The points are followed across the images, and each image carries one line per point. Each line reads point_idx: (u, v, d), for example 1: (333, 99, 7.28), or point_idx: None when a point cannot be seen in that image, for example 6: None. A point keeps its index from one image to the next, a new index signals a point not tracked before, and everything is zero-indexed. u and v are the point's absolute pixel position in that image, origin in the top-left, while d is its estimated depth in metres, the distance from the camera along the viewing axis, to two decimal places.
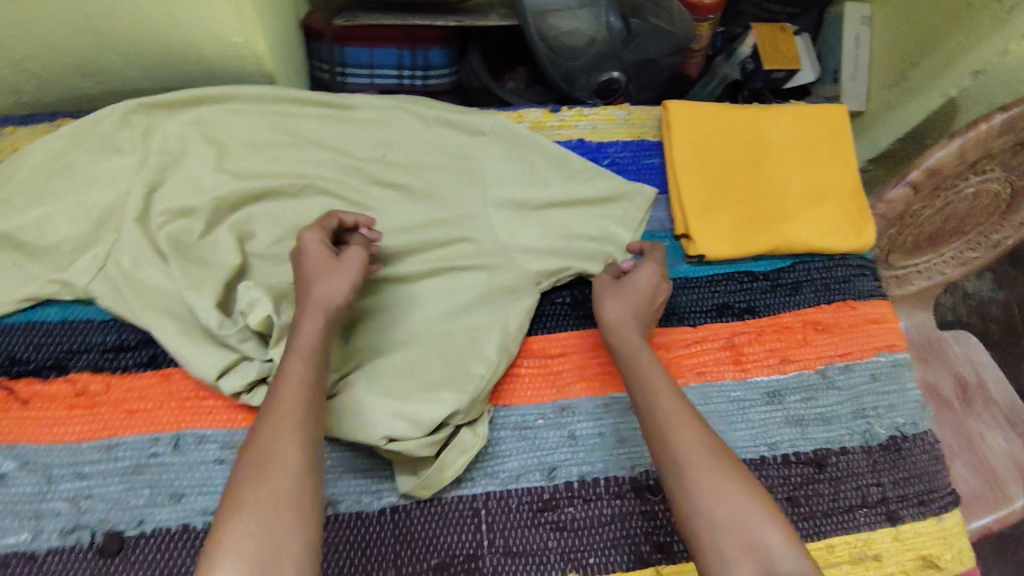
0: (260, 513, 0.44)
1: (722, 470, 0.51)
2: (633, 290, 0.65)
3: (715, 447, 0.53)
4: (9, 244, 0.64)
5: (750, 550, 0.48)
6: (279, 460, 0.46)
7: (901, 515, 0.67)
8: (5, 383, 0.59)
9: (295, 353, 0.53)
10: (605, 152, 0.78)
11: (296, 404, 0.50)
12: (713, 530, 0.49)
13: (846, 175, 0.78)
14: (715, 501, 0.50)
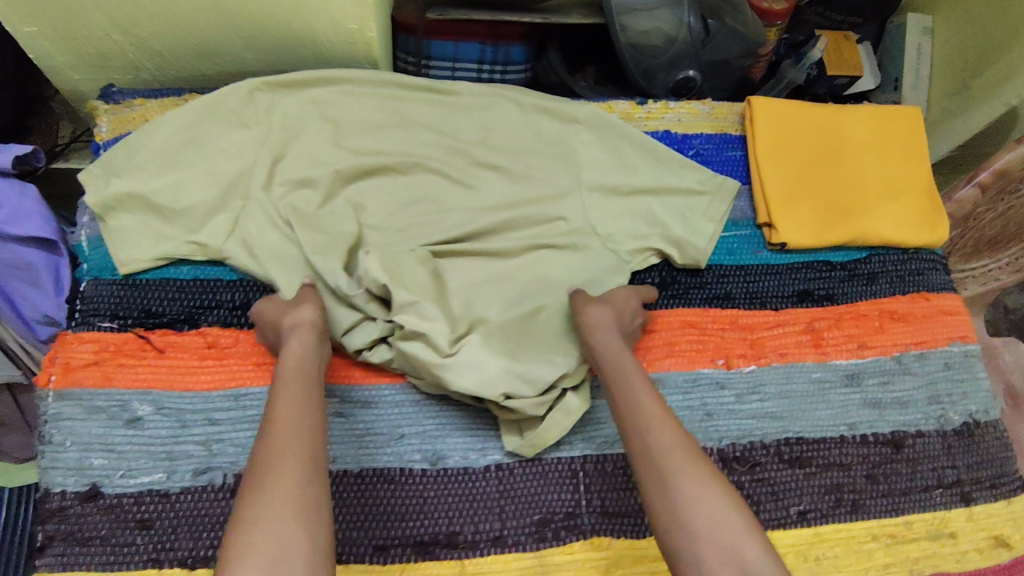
0: (264, 522, 0.45)
1: (700, 477, 0.50)
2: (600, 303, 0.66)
3: (688, 451, 0.52)
4: (143, 207, 0.68)
5: (727, 560, 0.47)
6: (273, 473, 0.48)
7: (975, 497, 0.70)
8: (143, 333, 0.64)
9: (282, 375, 0.55)
10: (690, 143, 0.81)
11: (290, 420, 0.51)
12: (693, 537, 0.48)
13: (919, 172, 0.81)
14: (692, 505, 0.49)
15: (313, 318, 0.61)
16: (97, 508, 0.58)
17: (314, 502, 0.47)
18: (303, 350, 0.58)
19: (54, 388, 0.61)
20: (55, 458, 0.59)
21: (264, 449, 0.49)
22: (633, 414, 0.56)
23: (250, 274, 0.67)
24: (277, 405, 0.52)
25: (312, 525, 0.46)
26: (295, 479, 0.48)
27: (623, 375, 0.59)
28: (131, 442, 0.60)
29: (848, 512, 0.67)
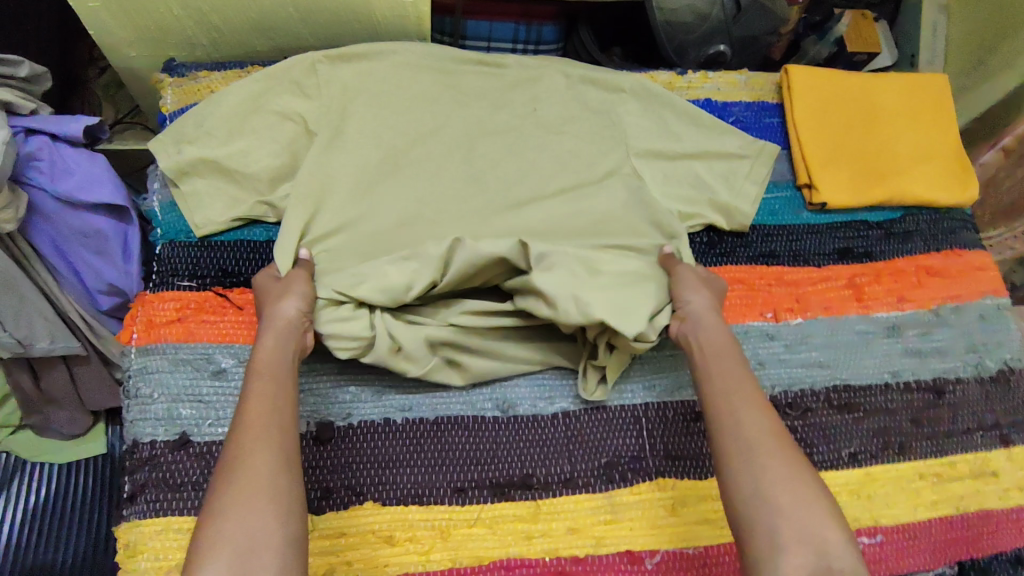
0: (235, 511, 0.47)
1: (791, 466, 0.53)
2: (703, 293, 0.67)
3: (783, 441, 0.55)
4: (214, 171, 0.70)
5: (807, 541, 0.50)
6: (248, 464, 0.50)
7: (1013, 439, 0.74)
8: (221, 291, 0.66)
9: (254, 372, 0.57)
10: (730, 111, 0.84)
11: (263, 414, 0.54)
12: (774, 515, 0.51)
13: (948, 136, 0.85)
14: (784, 489, 0.52)
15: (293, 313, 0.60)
16: (187, 456, 0.60)
17: (286, 490, 0.50)
18: (278, 349, 0.59)
19: (139, 344, 0.64)
20: (143, 408, 0.61)
21: (236, 443, 0.51)
22: (731, 402, 0.58)
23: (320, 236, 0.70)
24: (247, 402, 0.54)
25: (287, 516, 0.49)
26: (265, 471, 0.50)
27: (719, 367, 0.61)
28: (217, 392, 0.62)
29: (896, 454, 0.70)
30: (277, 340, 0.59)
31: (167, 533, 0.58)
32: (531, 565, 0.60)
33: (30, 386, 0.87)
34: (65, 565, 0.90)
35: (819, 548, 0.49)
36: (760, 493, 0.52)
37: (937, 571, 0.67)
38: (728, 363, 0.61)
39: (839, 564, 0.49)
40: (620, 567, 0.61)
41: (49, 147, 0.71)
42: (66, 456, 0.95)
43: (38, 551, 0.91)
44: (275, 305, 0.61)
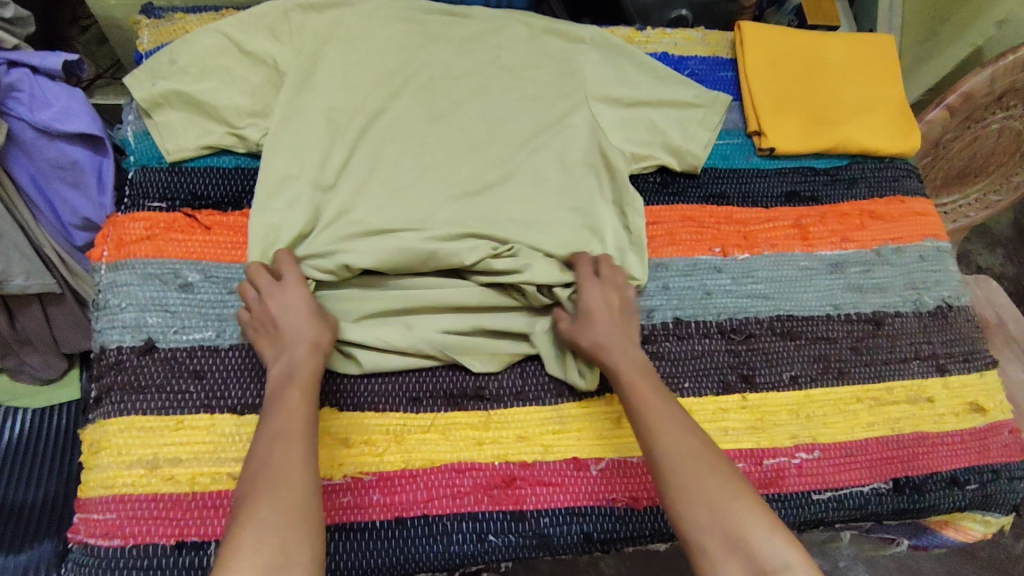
0: (276, 522, 0.48)
1: (709, 480, 0.54)
2: (596, 315, 0.66)
3: (698, 456, 0.55)
4: (184, 103, 0.73)
5: (736, 550, 0.50)
6: (288, 473, 0.51)
7: (949, 368, 0.77)
8: (190, 212, 0.70)
9: (293, 385, 0.57)
10: (685, 64, 0.88)
11: (301, 425, 0.54)
12: (700, 533, 0.52)
13: (894, 91, 0.89)
14: (703, 508, 0.53)
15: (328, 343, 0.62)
16: (153, 360, 0.63)
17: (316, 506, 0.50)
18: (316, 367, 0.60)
19: (109, 261, 0.66)
20: (111, 318, 0.64)
21: (273, 453, 0.52)
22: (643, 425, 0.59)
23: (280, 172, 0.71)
24: (281, 410, 0.55)
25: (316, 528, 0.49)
26: (303, 484, 0.51)
27: (637, 388, 0.61)
28: (184, 303, 0.66)
29: (834, 377, 0.74)
30: (314, 359, 0.60)
31: (131, 430, 0.60)
32: (480, 468, 0.63)
33: (6, 328, 0.84)
34: (38, 502, 0.83)
35: (749, 556, 0.50)
36: (684, 514, 0.53)
37: (871, 485, 0.70)
38: (644, 386, 0.61)
39: (772, 564, 0.49)
40: (567, 473, 0.64)
41: (29, 80, 0.74)
42: (47, 401, 0.92)
43: (9, 492, 0.83)
44: (304, 329, 0.61)
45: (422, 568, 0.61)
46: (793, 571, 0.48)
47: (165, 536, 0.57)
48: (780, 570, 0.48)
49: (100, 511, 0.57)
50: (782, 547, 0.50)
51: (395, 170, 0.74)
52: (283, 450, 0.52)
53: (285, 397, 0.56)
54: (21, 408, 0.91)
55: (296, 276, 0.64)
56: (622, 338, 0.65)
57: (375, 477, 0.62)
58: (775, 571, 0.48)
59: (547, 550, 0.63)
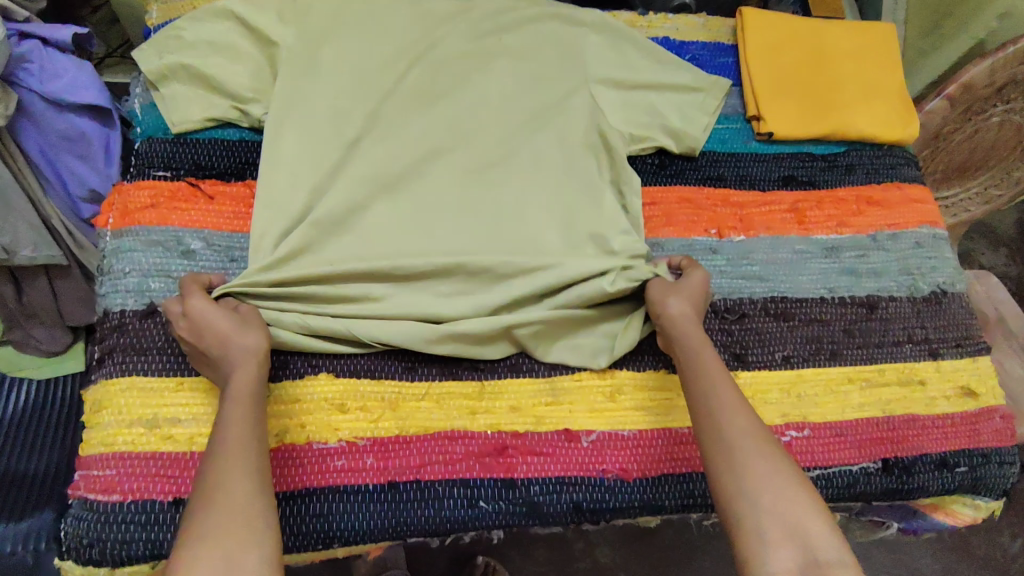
0: (217, 542, 0.47)
1: (771, 464, 0.55)
2: (684, 290, 0.68)
3: (765, 440, 0.57)
4: (189, 76, 0.74)
5: (793, 535, 0.51)
6: (226, 492, 0.50)
7: (942, 353, 0.78)
8: (194, 181, 0.71)
9: (232, 398, 0.56)
10: (686, 49, 0.89)
11: (244, 438, 0.53)
12: (758, 514, 0.52)
13: (894, 80, 0.89)
14: (763, 487, 0.54)
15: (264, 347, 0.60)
16: (154, 324, 0.64)
17: (263, 519, 0.49)
18: (256, 375, 0.58)
19: (114, 228, 0.68)
20: (115, 283, 0.66)
21: (214, 468, 0.51)
22: (712, 403, 0.59)
23: (279, 143, 0.72)
24: (223, 424, 0.54)
25: (264, 540, 0.48)
26: (246, 501, 0.50)
27: (706, 368, 0.62)
28: (186, 270, 0.67)
29: (826, 358, 0.74)
30: (247, 366, 0.58)
31: (131, 390, 0.61)
32: (474, 436, 0.65)
33: (12, 298, 0.86)
34: (40, 472, 0.78)
35: (803, 541, 0.51)
36: (744, 495, 0.54)
37: (860, 465, 0.71)
38: (715, 369, 0.62)
39: (825, 555, 0.50)
40: (558, 444, 0.66)
41: (39, 51, 0.75)
42: (51, 372, 0.90)
43: (10, 462, 0.79)
44: (238, 336, 0.59)
45: (414, 532, 0.62)
46: (846, 566, 0.50)
47: (164, 492, 0.59)
48: (834, 563, 0.50)
49: (101, 467, 0.59)
50: (834, 540, 0.51)
51: (399, 147, 0.75)
52: (222, 468, 0.51)
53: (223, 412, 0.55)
54: (24, 380, 0.88)
55: (198, 295, 0.61)
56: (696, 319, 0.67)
57: (369, 441, 0.63)
58: (828, 563, 0.50)
59: (536, 518, 0.64)
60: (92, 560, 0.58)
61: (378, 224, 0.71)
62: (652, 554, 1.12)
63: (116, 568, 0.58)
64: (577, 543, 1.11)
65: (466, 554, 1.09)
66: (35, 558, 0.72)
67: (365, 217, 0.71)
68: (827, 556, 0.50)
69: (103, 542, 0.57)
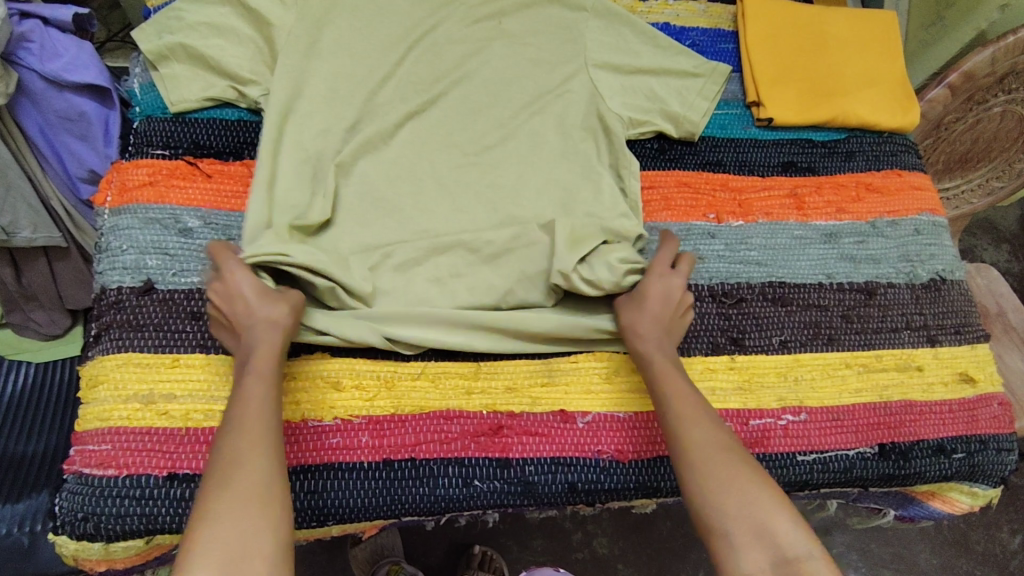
0: (233, 520, 0.48)
1: (734, 469, 0.56)
2: (652, 305, 0.66)
3: (724, 445, 0.58)
4: (187, 55, 0.73)
5: (761, 537, 0.53)
6: (244, 470, 0.50)
7: (940, 339, 0.77)
8: (192, 160, 0.71)
9: (252, 373, 0.56)
10: (687, 35, 0.89)
11: (262, 416, 0.54)
12: (723, 518, 0.54)
13: (894, 67, 0.89)
14: (728, 492, 0.55)
15: (288, 320, 0.60)
16: (151, 300, 0.65)
17: (277, 498, 0.50)
18: (275, 351, 0.58)
19: (112, 205, 0.68)
20: (112, 260, 0.66)
21: (233, 444, 0.52)
22: (671, 415, 0.61)
23: (272, 119, 0.71)
24: (241, 400, 0.55)
25: (278, 520, 0.49)
26: (261, 479, 0.50)
27: (666, 379, 0.63)
28: (183, 247, 0.67)
29: (824, 343, 0.74)
30: (272, 340, 0.59)
31: (127, 366, 0.61)
32: (468, 416, 0.64)
33: (11, 282, 0.83)
34: (37, 454, 0.78)
35: (771, 542, 0.52)
36: (708, 500, 0.55)
37: (856, 450, 0.71)
38: (675, 379, 0.63)
39: (793, 550, 0.52)
40: (553, 424, 0.65)
41: (40, 31, 0.76)
42: (49, 356, 0.89)
43: (9, 445, 0.79)
44: (262, 308, 0.60)
45: (407, 511, 0.62)
46: (815, 557, 0.51)
47: (158, 467, 0.59)
48: (802, 558, 0.51)
49: (97, 442, 0.59)
50: (801, 535, 0.53)
51: (406, 133, 0.75)
52: (238, 445, 0.52)
53: (242, 387, 0.55)
54: (24, 363, 0.88)
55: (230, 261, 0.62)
56: (661, 334, 0.66)
57: (365, 419, 0.63)
58: (798, 559, 0.51)
59: (531, 497, 0.64)
60: (86, 535, 0.58)
61: (381, 207, 0.71)
62: (651, 546, 1.11)
63: (110, 542, 0.59)
64: (575, 533, 1.11)
65: (464, 541, 1.09)
66: (31, 541, 0.72)
67: (361, 195, 0.71)
68: (796, 553, 0.52)
69: (97, 517, 0.57)
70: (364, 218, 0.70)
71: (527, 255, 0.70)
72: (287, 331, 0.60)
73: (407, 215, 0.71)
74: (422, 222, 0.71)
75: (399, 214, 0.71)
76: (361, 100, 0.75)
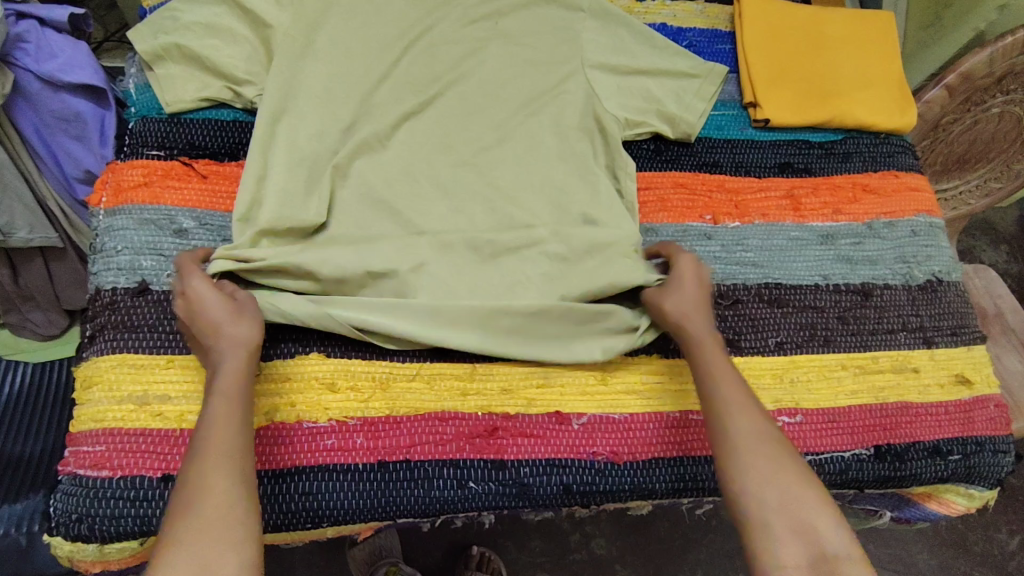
0: (195, 548, 0.48)
1: (777, 462, 0.57)
2: (687, 286, 0.67)
3: (769, 436, 0.58)
4: (182, 56, 0.73)
5: (801, 532, 0.53)
6: (206, 496, 0.50)
7: (936, 341, 0.77)
8: (187, 161, 0.71)
9: (218, 391, 0.56)
10: (684, 36, 0.89)
11: (224, 438, 0.53)
12: (766, 511, 0.55)
13: (892, 68, 0.89)
14: (771, 485, 0.55)
15: (255, 334, 0.59)
16: (146, 302, 0.65)
17: (240, 521, 0.50)
18: (242, 371, 0.57)
19: (107, 206, 0.68)
20: (107, 260, 0.66)
21: (194, 469, 0.51)
22: (717, 400, 0.61)
23: (264, 121, 0.71)
24: (207, 420, 0.54)
25: (241, 544, 0.49)
26: (224, 504, 0.50)
27: (715, 366, 0.62)
28: (178, 248, 0.67)
29: (820, 345, 0.74)
30: (238, 356, 0.58)
31: (122, 367, 0.61)
32: (464, 417, 0.64)
33: (8, 283, 0.84)
34: (34, 455, 0.78)
35: (809, 536, 0.53)
36: (750, 492, 0.56)
37: (852, 451, 0.71)
38: (723, 367, 0.62)
39: (833, 549, 0.53)
40: (547, 426, 0.65)
41: (36, 31, 0.76)
42: (46, 356, 0.89)
43: (7, 445, 0.79)
44: (231, 326, 0.59)
45: (403, 513, 0.62)
46: (854, 560, 0.52)
47: (152, 468, 0.59)
48: (840, 556, 0.52)
49: (91, 444, 0.59)
50: (840, 532, 0.54)
51: (403, 133, 0.75)
52: (202, 470, 0.51)
53: (207, 406, 0.55)
54: (21, 364, 0.87)
55: (194, 277, 0.61)
56: (698, 309, 0.66)
57: (359, 421, 0.63)
58: (835, 557, 0.52)
59: (526, 499, 0.64)
60: (81, 536, 0.58)
61: (377, 209, 0.71)
62: (649, 547, 1.11)
63: (105, 544, 0.59)
64: (573, 534, 1.11)
65: (462, 541, 1.09)
66: (29, 541, 0.71)
67: (356, 194, 0.71)
68: (834, 550, 0.53)
69: (91, 518, 0.57)
70: (361, 219, 0.70)
71: (521, 257, 0.70)
72: (253, 346, 0.59)
73: (403, 215, 0.71)
74: (419, 222, 0.70)
75: (395, 215, 0.71)
76: (357, 101, 0.74)
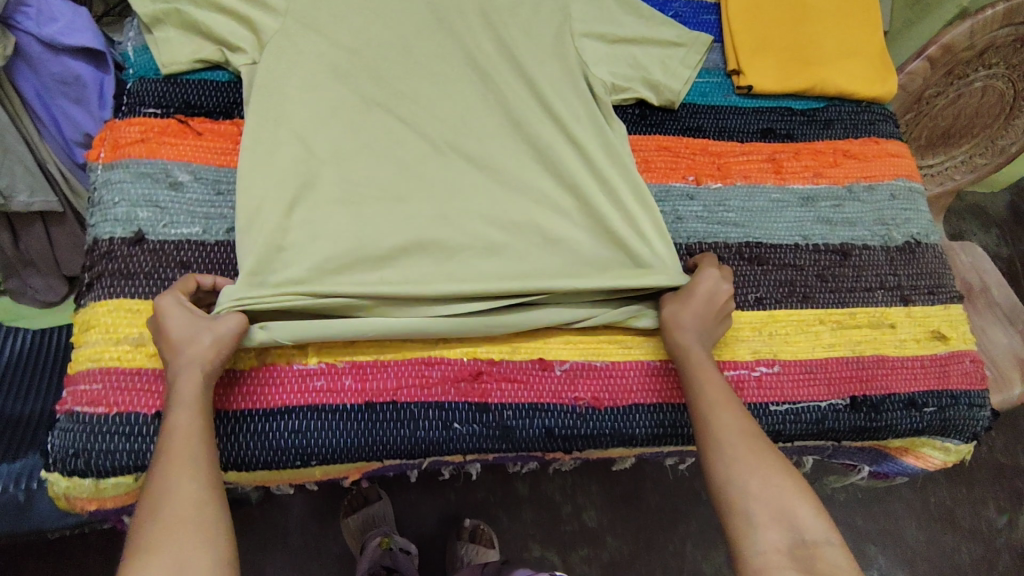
0: (163, 548, 0.49)
1: (757, 456, 0.58)
2: (699, 303, 0.67)
3: (751, 434, 0.60)
4: (176, 20, 0.75)
5: (781, 518, 0.55)
6: (172, 497, 0.52)
7: (913, 299, 0.79)
8: (183, 118, 0.73)
9: (177, 403, 0.56)
10: (670, 6, 0.90)
11: (188, 445, 0.54)
12: (746, 497, 0.57)
13: (874, 38, 0.90)
14: (753, 475, 0.57)
15: (210, 342, 0.58)
16: (142, 250, 0.67)
17: (204, 520, 0.51)
18: (200, 381, 0.57)
19: (106, 160, 0.70)
20: (105, 212, 0.68)
21: (161, 477, 0.53)
22: (697, 395, 0.63)
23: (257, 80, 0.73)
24: (169, 431, 0.55)
25: (210, 541, 0.51)
26: (193, 503, 0.52)
27: (704, 369, 0.64)
28: (173, 200, 0.70)
29: (798, 301, 0.76)
30: (193, 371, 0.57)
31: (119, 311, 0.64)
32: (449, 361, 0.66)
33: (9, 246, 0.86)
34: (29, 415, 0.80)
35: (790, 522, 0.55)
36: (735, 482, 0.57)
37: (828, 401, 0.73)
38: (710, 369, 0.64)
39: (811, 535, 0.54)
40: (532, 371, 0.68)
41: None
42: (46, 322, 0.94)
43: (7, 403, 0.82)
44: (186, 336, 0.58)
45: (390, 451, 0.64)
46: (832, 545, 0.54)
47: (148, 405, 0.62)
48: (818, 541, 0.54)
49: (87, 382, 0.61)
50: (820, 521, 0.55)
51: (402, 105, 0.76)
52: (167, 473, 0.53)
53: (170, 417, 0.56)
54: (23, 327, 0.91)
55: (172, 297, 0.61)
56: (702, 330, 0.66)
57: (348, 364, 0.65)
58: (815, 543, 0.54)
59: (508, 442, 0.66)
60: (77, 471, 0.60)
61: (374, 175, 0.72)
62: (640, 520, 1.13)
63: (100, 479, 0.61)
64: (565, 505, 1.12)
65: (454, 511, 1.10)
66: (26, 497, 0.71)
67: (356, 158, 0.72)
68: (814, 537, 0.54)
69: (88, 452, 0.59)
70: (362, 174, 0.72)
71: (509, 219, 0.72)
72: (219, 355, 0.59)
73: (406, 188, 0.72)
74: (422, 208, 0.71)
75: (390, 184, 0.72)
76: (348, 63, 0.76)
